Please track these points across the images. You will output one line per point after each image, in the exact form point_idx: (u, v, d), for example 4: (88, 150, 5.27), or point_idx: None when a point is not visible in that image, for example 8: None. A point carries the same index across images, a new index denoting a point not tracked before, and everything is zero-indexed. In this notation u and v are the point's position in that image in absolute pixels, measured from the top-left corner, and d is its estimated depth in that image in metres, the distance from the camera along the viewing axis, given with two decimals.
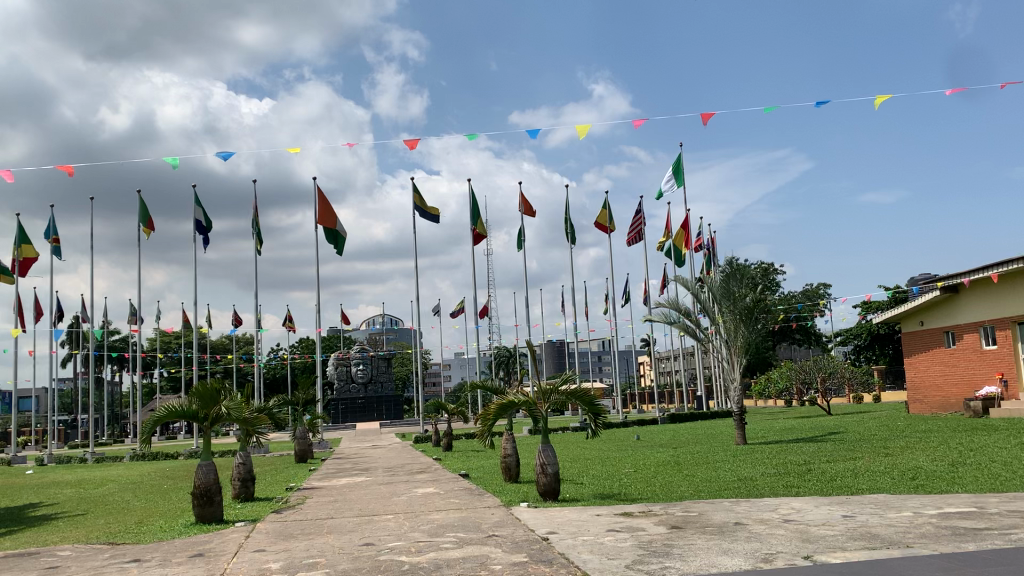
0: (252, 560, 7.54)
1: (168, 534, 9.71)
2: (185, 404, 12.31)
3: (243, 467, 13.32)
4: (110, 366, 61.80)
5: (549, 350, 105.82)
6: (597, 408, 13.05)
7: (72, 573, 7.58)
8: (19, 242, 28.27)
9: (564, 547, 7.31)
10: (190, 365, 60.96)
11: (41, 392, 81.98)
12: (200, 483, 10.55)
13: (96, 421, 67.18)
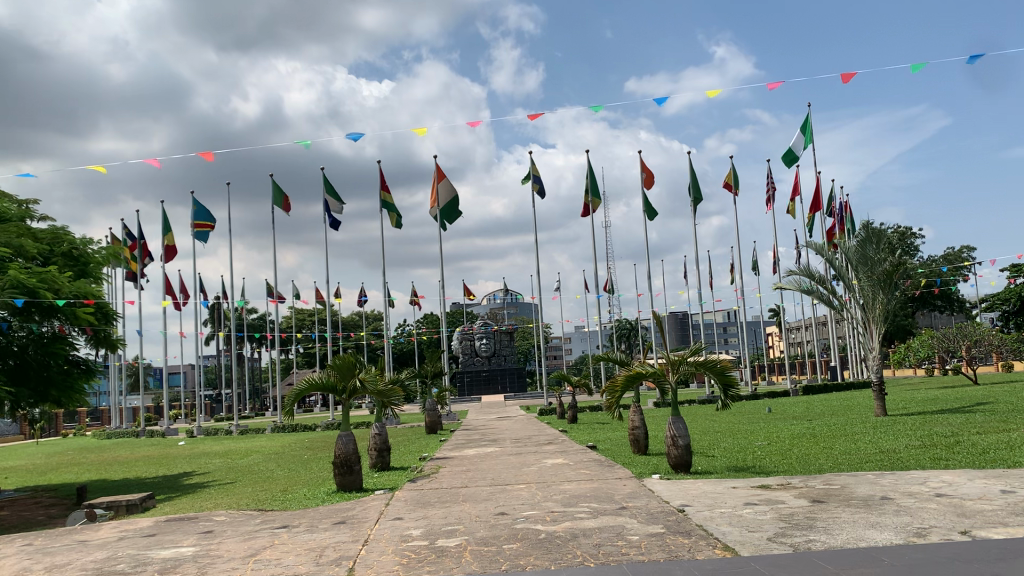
0: (394, 527, 7.80)
1: (312, 502, 10.19)
2: (324, 376, 12.81)
3: (379, 437, 13.72)
4: (251, 343, 65.24)
5: (672, 322, 104.51)
6: (728, 379, 12.69)
7: (229, 536, 8.05)
8: (165, 230, 30.05)
9: (701, 518, 7.18)
10: (324, 341, 63.56)
11: (189, 370, 87.87)
12: (340, 453, 10.97)
13: (241, 395, 71.21)
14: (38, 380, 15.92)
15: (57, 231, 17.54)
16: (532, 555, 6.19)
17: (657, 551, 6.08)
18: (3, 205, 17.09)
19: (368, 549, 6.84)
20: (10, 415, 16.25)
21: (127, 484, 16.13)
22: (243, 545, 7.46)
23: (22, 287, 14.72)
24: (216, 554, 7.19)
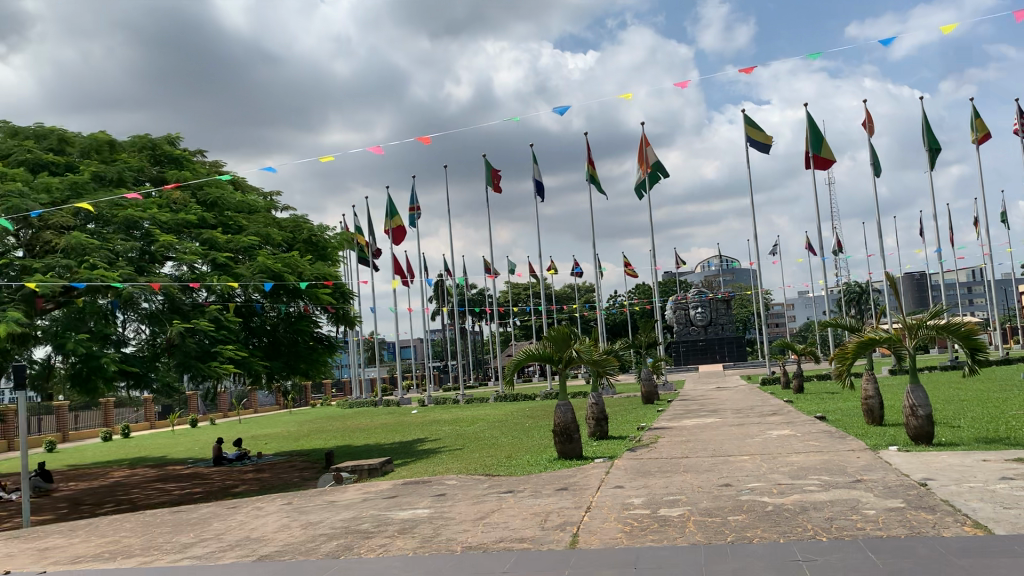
0: (616, 495, 7.86)
1: (536, 468, 10.51)
2: (541, 347, 13.14)
3: (598, 407, 13.87)
4: (472, 317, 68.12)
5: (906, 284, 97.04)
6: (975, 343, 11.60)
7: (460, 500, 8.48)
8: (391, 214, 31.93)
9: (947, 494, 6.64)
10: (540, 314, 65.06)
11: (417, 345, 93.25)
12: (560, 422, 11.21)
13: (464, 367, 74.65)
14: (289, 354, 17.71)
15: (298, 220, 19.17)
16: (759, 527, 6.01)
17: (897, 527, 5.70)
18: (253, 199, 18.94)
19: (592, 516, 6.95)
20: (267, 387, 18.10)
21: (368, 450, 17.44)
22: (472, 509, 7.84)
23: (270, 272, 16.03)
24: (448, 516, 7.60)
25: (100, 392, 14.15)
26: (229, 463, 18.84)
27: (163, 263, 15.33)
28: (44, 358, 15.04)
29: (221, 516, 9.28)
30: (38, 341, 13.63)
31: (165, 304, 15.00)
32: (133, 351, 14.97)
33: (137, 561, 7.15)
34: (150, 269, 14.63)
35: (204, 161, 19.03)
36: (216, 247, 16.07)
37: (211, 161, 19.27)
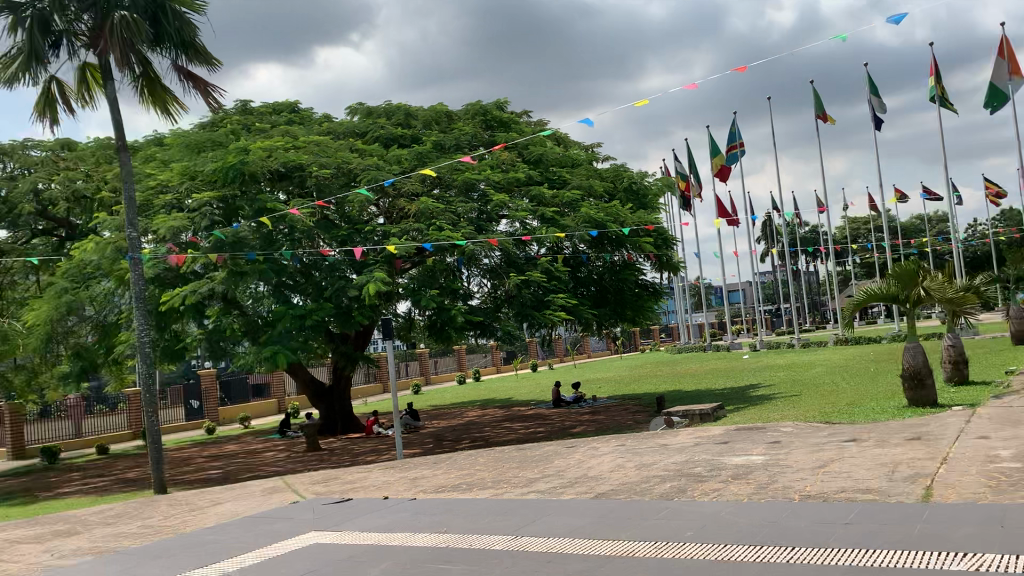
0: (978, 446, 7.07)
1: (883, 416, 9.80)
2: (884, 286, 12.14)
3: (955, 349, 12.52)
4: (806, 257, 64.75)
5: None
6: None
7: (797, 447, 8.18)
8: (713, 155, 31.23)
9: None
10: (883, 250, 59.96)
11: (748, 288, 90.83)
12: (909, 366, 10.30)
13: (800, 310, 71.40)
14: (616, 300, 18.34)
15: (619, 169, 19.44)
16: None
17: None
18: (574, 152, 19.58)
19: (948, 468, 6.33)
20: (598, 333, 18.91)
21: (700, 395, 17.43)
22: (811, 456, 7.52)
23: (595, 221, 16.37)
24: (785, 463, 7.38)
25: (454, 340, 15.74)
26: (568, 406, 19.92)
27: (499, 221, 16.46)
28: (405, 312, 16.94)
29: (561, 454, 9.89)
30: (399, 297, 15.36)
31: (502, 259, 16.06)
32: (477, 303, 16.33)
33: (489, 493, 7.88)
34: (487, 227, 15.74)
35: (529, 120, 19.94)
36: (543, 202, 16.85)
37: (536, 120, 20.18)
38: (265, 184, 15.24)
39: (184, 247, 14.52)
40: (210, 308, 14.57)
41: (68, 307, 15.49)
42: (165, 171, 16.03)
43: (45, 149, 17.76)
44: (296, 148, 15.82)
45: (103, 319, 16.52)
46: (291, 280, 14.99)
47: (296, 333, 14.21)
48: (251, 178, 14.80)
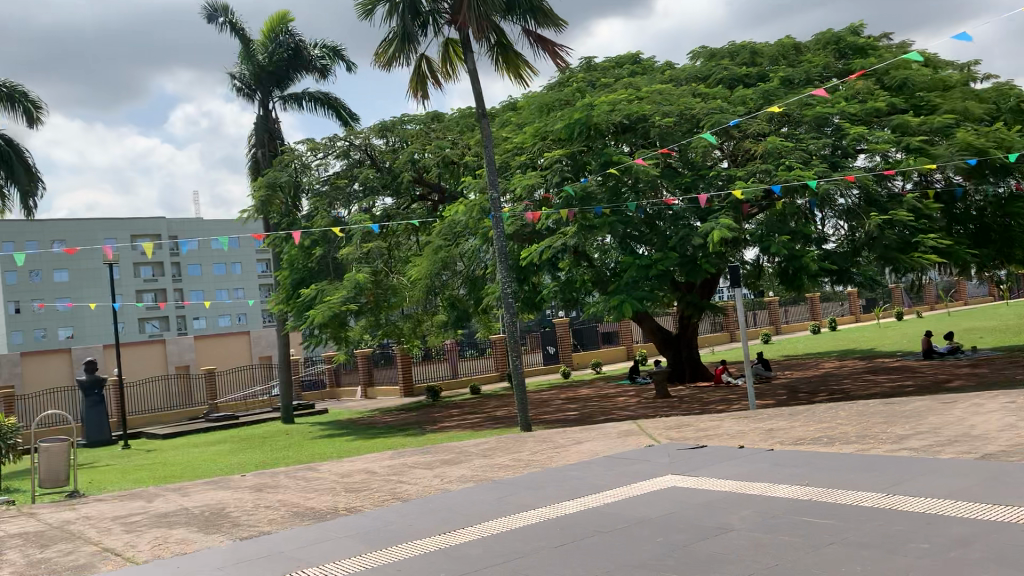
0: None
1: None
2: None
3: None
4: None
5: None
6: None
7: None
8: None
9: None
10: None
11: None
12: None
13: None
14: (1003, 239, 16.13)
15: (1003, 87, 16.99)
16: None
17: None
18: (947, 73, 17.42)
19: None
20: (980, 276, 16.83)
21: None
22: None
23: (973, 148, 14.49)
24: None
25: (807, 289, 15.00)
26: (942, 357, 18.09)
27: (856, 156, 15.25)
28: (754, 260, 16.46)
29: (936, 409, 9.04)
30: (748, 244, 14.95)
31: (860, 198, 14.91)
32: (833, 248, 15.37)
33: (853, 448, 7.46)
34: (843, 164, 14.68)
35: (891, 43, 18.08)
36: (908, 132, 15.28)
37: (899, 42, 18.28)
38: (610, 138, 15.62)
39: (537, 204, 15.49)
40: (563, 260, 15.24)
41: (442, 263, 17.28)
42: (520, 133, 17.11)
43: (419, 122, 19.80)
44: (640, 99, 15.99)
45: (472, 273, 18.17)
46: (637, 231, 15.15)
47: (645, 282, 14.48)
48: (598, 132, 15.28)
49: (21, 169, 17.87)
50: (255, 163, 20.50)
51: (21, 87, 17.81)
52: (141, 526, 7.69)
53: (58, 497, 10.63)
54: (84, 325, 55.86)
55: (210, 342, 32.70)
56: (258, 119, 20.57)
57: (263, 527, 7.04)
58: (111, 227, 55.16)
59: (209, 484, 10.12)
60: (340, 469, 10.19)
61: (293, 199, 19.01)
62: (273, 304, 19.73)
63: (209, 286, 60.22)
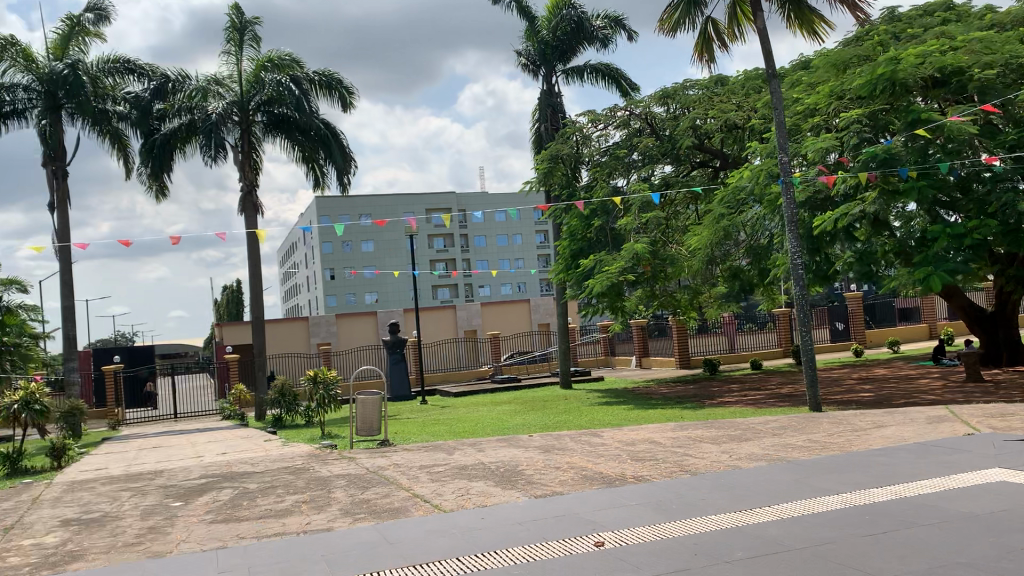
0: None
1: None
2: None
3: None
4: None
5: None
6: None
7: None
8: None
9: None
10: None
11: None
12: None
13: None
14: None
15: None
16: None
17: None
18: None
19: None
20: None
21: None
22: None
23: None
24: None
25: None
26: None
27: None
28: None
29: None
30: None
31: None
32: None
33: None
34: None
35: None
36: None
37: None
38: (917, 93, 14.16)
39: (833, 168, 14.73)
40: (861, 231, 13.86)
41: (724, 232, 16.74)
42: (812, 93, 16.04)
43: (702, 87, 19.20)
44: (954, 48, 14.29)
45: (755, 243, 17.33)
46: (948, 196, 13.66)
47: (957, 254, 12.93)
48: (903, 88, 13.92)
49: (337, 148, 19.82)
50: (539, 137, 21.13)
51: (338, 76, 19.72)
52: (444, 476, 8.28)
53: (371, 444, 11.78)
54: (386, 291, 61.40)
55: (495, 309, 34.49)
56: (542, 93, 21.14)
57: (555, 488, 7.28)
58: (409, 201, 59.89)
59: (502, 441, 10.69)
60: (624, 436, 10.29)
61: (574, 170, 19.34)
62: (554, 273, 20.28)
63: (494, 256, 63.50)
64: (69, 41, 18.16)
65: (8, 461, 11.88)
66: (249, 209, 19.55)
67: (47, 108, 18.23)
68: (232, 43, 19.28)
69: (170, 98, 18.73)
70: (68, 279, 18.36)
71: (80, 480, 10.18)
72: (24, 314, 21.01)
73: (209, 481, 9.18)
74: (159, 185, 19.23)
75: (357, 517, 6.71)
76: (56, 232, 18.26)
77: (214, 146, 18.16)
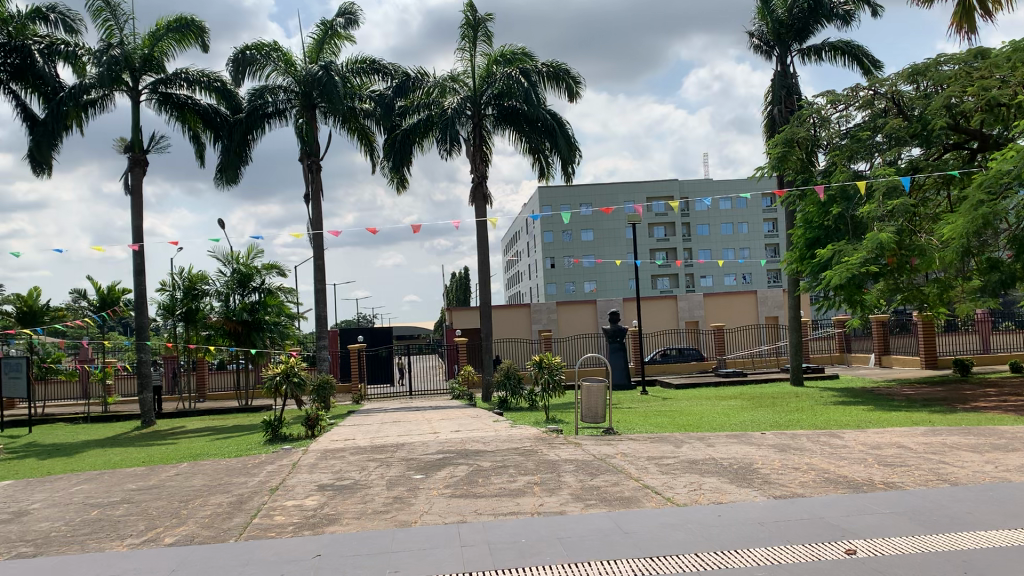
0: None
1: None
2: None
3: None
4: None
5: None
6: None
7: None
8: None
9: None
10: None
11: None
12: None
13: None
14: None
15: None
16: None
17: None
18: None
19: None
20: None
21: None
22: None
23: None
24: None
25: None
26: None
27: None
28: None
29: None
30: None
31: None
32: None
33: None
34: None
35: None
36: None
37: None
38: None
39: None
40: None
41: (984, 222, 14.61)
42: None
43: (959, 62, 17.37)
44: None
45: (1021, 232, 15.51)
46: None
47: None
48: None
49: (563, 138, 20.05)
50: (771, 121, 20.21)
51: (566, 66, 19.91)
52: (674, 469, 8.13)
53: (596, 432, 11.83)
54: (606, 280, 61.60)
55: (719, 301, 33.50)
56: (775, 75, 20.17)
57: (795, 489, 6.93)
58: (631, 190, 59.61)
59: (733, 437, 10.35)
60: (868, 440, 9.60)
61: (810, 154, 18.29)
62: (787, 263, 19.30)
63: (718, 245, 61.76)
64: (323, 45, 19.67)
65: (271, 427, 13.14)
66: (479, 200, 20.30)
67: (304, 107, 19.92)
68: (466, 39, 20.06)
69: (410, 95, 19.80)
70: (319, 264, 19.99)
71: (331, 449, 11.04)
72: (283, 296, 23.16)
73: (445, 457, 9.63)
74: (398, 177, 20.42)
75: (589, 503, 6.76)
76: (310, 222, 19.91)
77: (449, 139, 18.93)
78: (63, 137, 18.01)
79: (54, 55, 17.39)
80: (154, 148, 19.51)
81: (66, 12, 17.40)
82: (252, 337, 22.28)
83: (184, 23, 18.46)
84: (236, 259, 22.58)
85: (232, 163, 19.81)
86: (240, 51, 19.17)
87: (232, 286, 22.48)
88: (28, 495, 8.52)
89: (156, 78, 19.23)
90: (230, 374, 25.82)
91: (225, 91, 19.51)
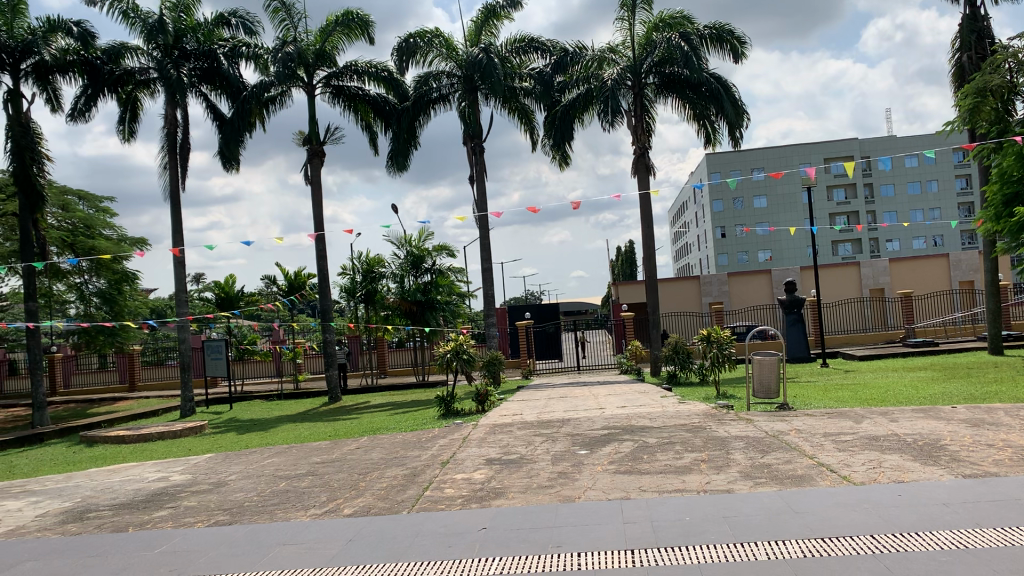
0: None
1: None
2: None
3: None
4: None
5: None
6: None
7: None
8: None
9: None
10: None
11: None
12: None
13: None
14: None
15: None
16: None
17: None
18: None
19: None
20: None
21: None
22: None
23: None
24: None
25: None
26: None
27: None
28: None
29: None
30: None
31: None
32: None
33: None
34: None
35: None
36: None
37: None
38: None
39: None
40: None
41: None
42: None
43: None
44: None
45: None
46: None
47: None
48: None
49: (730, 103, 19.29)
50: (960, 69, 18.58)
51: (729, 27, 19.13)
52: (852, 446, 7.71)
53: (769, 407, 11.41)
54: (781, 248, 59.14)
55: (907, 266, 31.31)
56: (964, 18, 18.47)
57: (988, 468, 6.39)
58: (805, 151, 56.75)
59: (920, 412, 9.66)
60: None
61: (1007, 102, 16.65)
62: (981, 221, 17.76)
63: (904, 206, 57.75)
64: (482, 28, 19.95)
65: (444, 402, 13.62)
66: (642, 171, 20.00)
67: (466, 91, 20.33)
68: (624, 8, 19.74)
69: (569, 70, 19.74)
70: (486, 244, 20.40)
71: (501, 424, 11.29)
72: (454, 275, 23.87)
73: (611, 432, 9.61)
74: (560, 154, 20.44)
75: (758, 482, 6.53)
76: (476, 203, 20.33)
77: (610, 111, 18.64)
78: (248, 134, 19.31)
79: (237, 57, 18.64)
80: (329, 139, 20.52)
81: (246, 16, 18.59)
82: (426, 316, 23.12)
83: (350, 17, 19.23)
84: (409, 242, 23.44)
85: (402, 149, 20.50)
86: (404, 40, 19.74)
87: (406, 268, 23.40)
88: (226, 467, 9.28)
89: (329, 72, 20.18)
90: (407, 352, 26.95)
91: (392, 80, 20.21)
